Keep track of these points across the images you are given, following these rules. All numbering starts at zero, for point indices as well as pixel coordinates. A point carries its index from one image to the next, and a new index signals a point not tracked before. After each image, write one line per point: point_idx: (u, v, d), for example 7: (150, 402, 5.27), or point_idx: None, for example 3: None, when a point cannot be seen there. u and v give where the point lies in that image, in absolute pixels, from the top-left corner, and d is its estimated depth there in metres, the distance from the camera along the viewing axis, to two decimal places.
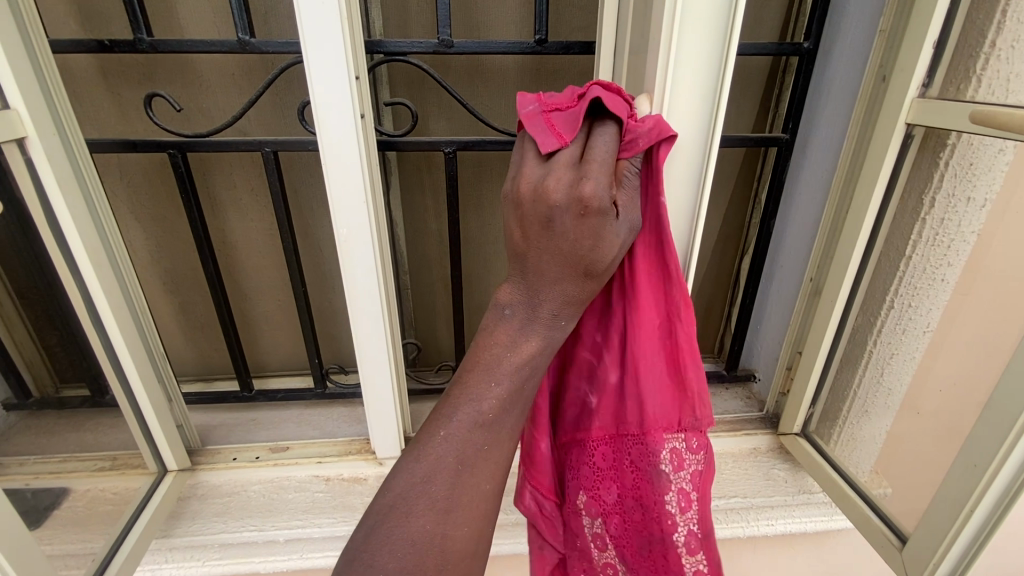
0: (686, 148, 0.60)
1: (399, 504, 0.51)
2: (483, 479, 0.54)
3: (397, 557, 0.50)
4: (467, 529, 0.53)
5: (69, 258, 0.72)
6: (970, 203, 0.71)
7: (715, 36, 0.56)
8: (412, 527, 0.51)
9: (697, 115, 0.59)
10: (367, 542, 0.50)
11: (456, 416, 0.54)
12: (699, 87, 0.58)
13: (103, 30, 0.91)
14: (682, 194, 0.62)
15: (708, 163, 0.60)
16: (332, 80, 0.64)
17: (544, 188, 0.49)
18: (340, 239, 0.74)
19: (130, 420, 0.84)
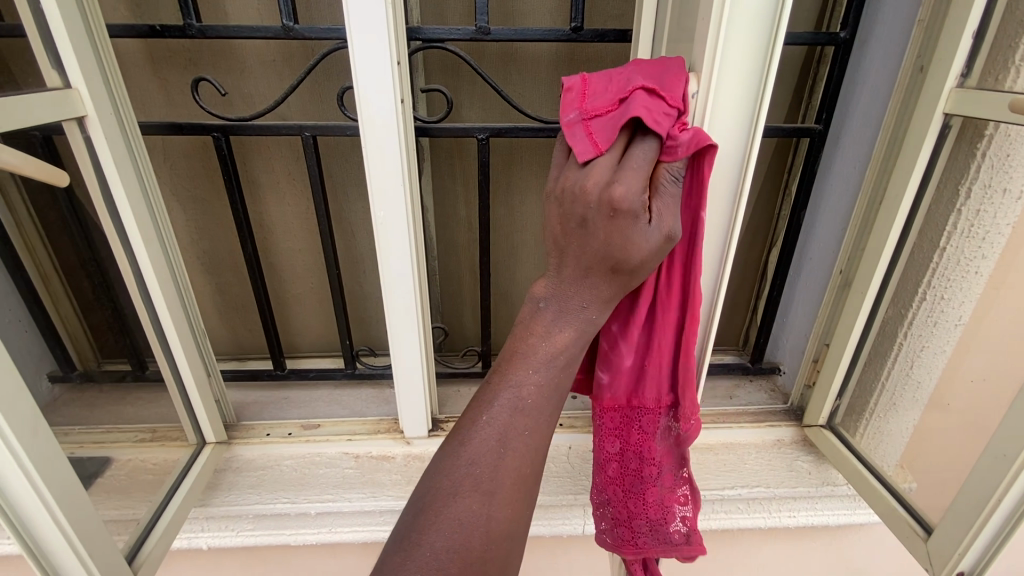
0: (729, 135, 0.61)
1: (444, 487, 0.53)
2: (523, 460, 0.57)
3: (445, 537, 0.51)
4: (507, 506, 0.54)
5: (121, 234, 0.75)
6: (1007, 194, 0.70)
7: (764, 21, 0.56)
8: (456, 505, 0.52)
9: (741, 101, 0.60)
10: (415, 524, 0.52)
11: (491, 392, 0.56)
12: (744, 73, 0.58)
13: (153, 17, 0.95)
14: (723, 181, 0.63)
15: (751, 149, 0.61)
16: (376, 67, 0.66)
17: (581, 188, 0.53)
18: (377, 222, 0.76)
19: (173, 393, 0.88)
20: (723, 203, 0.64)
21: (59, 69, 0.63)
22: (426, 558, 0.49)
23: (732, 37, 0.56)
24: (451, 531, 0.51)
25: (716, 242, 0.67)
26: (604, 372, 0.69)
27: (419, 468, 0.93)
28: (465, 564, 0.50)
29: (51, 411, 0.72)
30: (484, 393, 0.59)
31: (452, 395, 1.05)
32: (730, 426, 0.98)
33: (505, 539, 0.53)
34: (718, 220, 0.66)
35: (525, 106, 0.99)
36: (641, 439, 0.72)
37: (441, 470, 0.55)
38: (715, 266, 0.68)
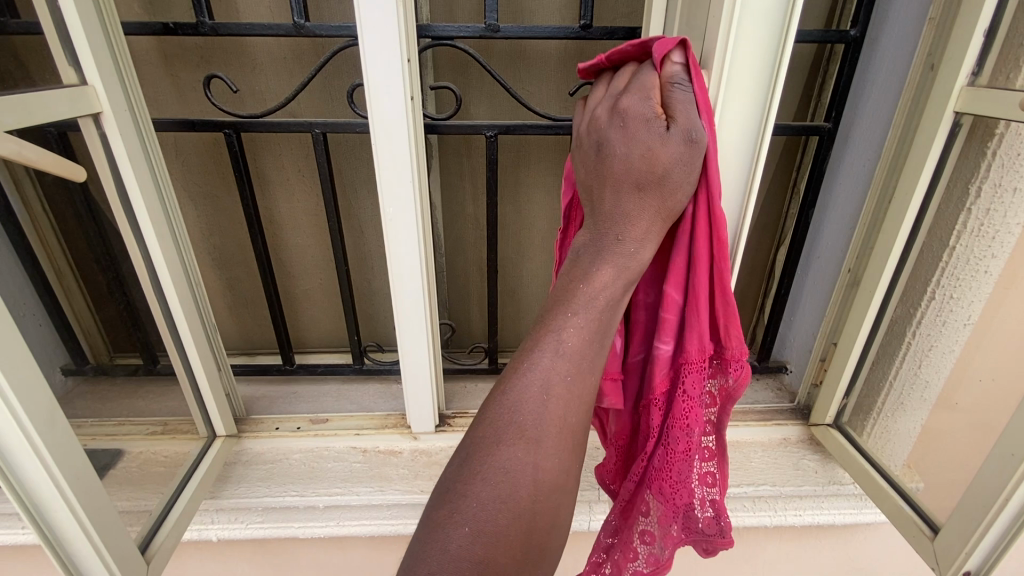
0: (738, 133, 0.61)
1: (487, 437, 0.51)
2: (569, 409, 0.53)
3: (489, 487, 0.49)
4: (553, 457, 0.52)
5: (135, 229, 0.76)
6: (1017, 193, 0.69)
7: (773, 21, 0.56)
8: (503, 461, 0.50)
9: (750, 100, 0.60)
10: (458, 475, 0.50)
11: None
12: (754, 72, 0.58)
13: (166, 15, 0.96)
14: (733, 179, 0.64)
15: (760, 148, 0.61)
16: (386, 64, 0.67)
17: (595, 117, 0.56)
18: (386, 218, 0.77)
19: (184, 387, 0.89)
20: (733, 201, 0.65)
21: (76, 67, 0.65)
22: (475, 512, 0.48)
23: (742, 36, 0.56)
24: (498, 485, 0.49)
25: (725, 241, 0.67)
26: (659, 340, 0.60)
27: (426, 462, 0.94)
28: (514, 518, 0.49)
29: (66, 403, 0.74)
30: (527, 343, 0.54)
31: (459, 391, 1.05)
32: (735, 425, 0.99)
33: (554, 490, 0.52)
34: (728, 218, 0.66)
35: (534, 103, 0.99)
36: (690, 408, 0.61)
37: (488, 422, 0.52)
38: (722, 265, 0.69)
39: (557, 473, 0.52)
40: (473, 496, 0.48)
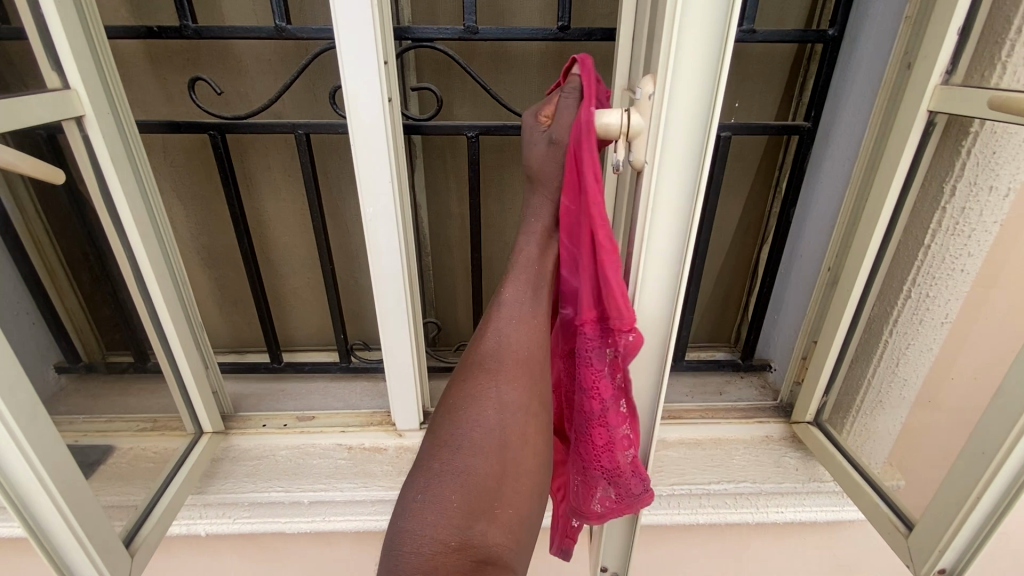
0: (677, 162, 0.47)
1: (463, 378, 0.55)
2: (526, 340, 0.56)
3: (463, 413, 0.53)
4: (516, 381, 0.54)
5: (120, 230, 0.77)
6: (993, 192, 0.69)
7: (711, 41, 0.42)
8: (482, 399, 0.53)
9: (692, 120, 0.45)
10: (443, 412, 0.54)
11: (496, 369, 0.54)
12: (696, 85, 0.44)
13: (152, 17, 0.97)
14: (669, 221, 0.50)
15: (701, 185, 0.47)
16: (363, 66, 0.67)
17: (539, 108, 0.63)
18: (366, 217, 0.78)
19: (172, 384, 0.90)
20: (668, 247, 0.51)
21: (58, 71, 0.66)
22: (454, 432, 0.52)
23: (689, 32, 0.42)
24: (471, 408, 0.53)
25: (662, 299, 0.54)
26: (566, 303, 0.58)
27: (410, 459, 0.95)
28: (488, 432, 0.51)
29: (55, 401, 0.75)
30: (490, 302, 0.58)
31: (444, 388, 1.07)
32: (716, 422, 0.99)
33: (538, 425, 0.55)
34: (664, 267, 0.52)
35: (515, 104, 1.00)
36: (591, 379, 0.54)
37: (465, 368, 0.56)
38: (653, 323, 0.55)
39: (525, 398, 0.54)
40: (459, 425, 0.52)
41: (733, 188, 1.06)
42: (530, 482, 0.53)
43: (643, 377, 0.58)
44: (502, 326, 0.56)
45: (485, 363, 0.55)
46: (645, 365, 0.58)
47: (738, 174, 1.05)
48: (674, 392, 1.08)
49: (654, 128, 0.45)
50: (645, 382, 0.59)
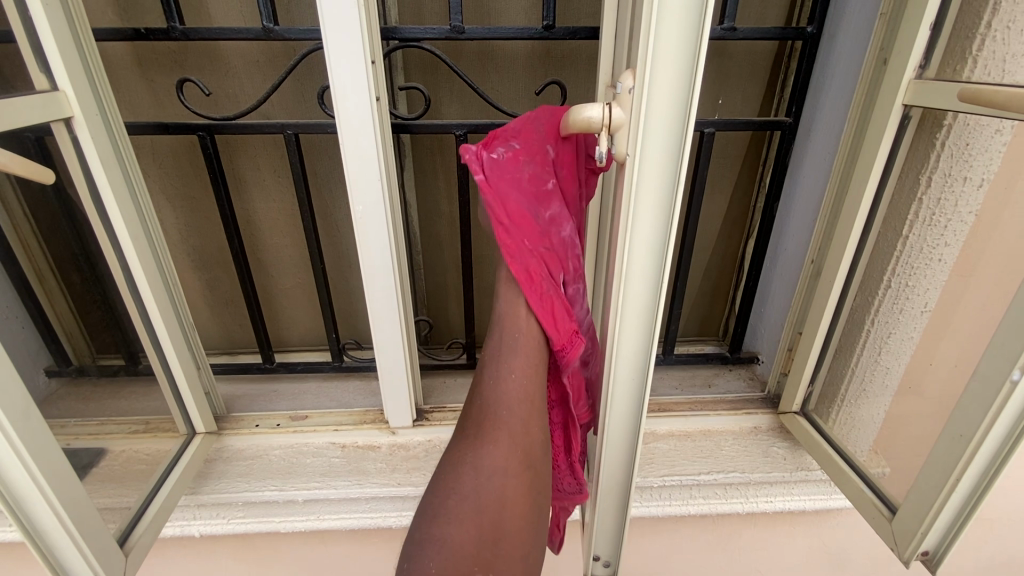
0: (657, 159, 0.45)
1: (454, 451, 0.62)
2: (505, 410, 0.62)
3: (449, 483, 0.59)
4: (496, 448, 0.61)
5: (110, 232, 0.78)
6: (968, 182, 0.71)
7: (690, 26, 0.40)
8: (467, 466, 0.60)
9: (670, 115, 0.44)
10: (436, 481, 0.61)
11: (478, 440, 0.61)
12: (675, 78, 0.42)
13: (139, 20, 0.98)
14: (650, 220, 0.48)
15: (680, 182, 0.45)
16: (350, 64, 0.68)
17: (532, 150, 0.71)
18: (356, 216, 0.78)
19: (163, 386, 0.90)
20: (650, 246, 0.49)
21: (46, 72, 0.66)
22: (440, 499, 0.58)
23: (666, 23, 0.40)
24: (454, 477, 0.59)
25: (646, 299, 0.52)
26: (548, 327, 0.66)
27: (404, 456, 0.96)
28: (466, 498, 0.58)
29: (46, 403, 0.75)
30: (480, 373, 0.67)
31: (437, 386, 1.08)
32: (706, 414, 1.01)
33: (520, 486, 0.60)
34: (648, 265, 0.50)
35: (502, 103, 1.02)
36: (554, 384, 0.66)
37: (459, 438, 0.64)
38: (636, 325, 0.53)
39: (503, 464, 0.60)
40: (444, 490, 0.58)
41: (718, 183, 1.07)
42: (511, 549, 0.57)
43: (627, 379, 0.56)
44: (486, 394, 0.64)
45: (469, 434, 0.62)
46: (628, 369, 0.56)
47: (723, 170, 1.07)
48: (664, 385, 1.10)
49: (635, 119, 0.44)
50: (628, 387, 0.57)
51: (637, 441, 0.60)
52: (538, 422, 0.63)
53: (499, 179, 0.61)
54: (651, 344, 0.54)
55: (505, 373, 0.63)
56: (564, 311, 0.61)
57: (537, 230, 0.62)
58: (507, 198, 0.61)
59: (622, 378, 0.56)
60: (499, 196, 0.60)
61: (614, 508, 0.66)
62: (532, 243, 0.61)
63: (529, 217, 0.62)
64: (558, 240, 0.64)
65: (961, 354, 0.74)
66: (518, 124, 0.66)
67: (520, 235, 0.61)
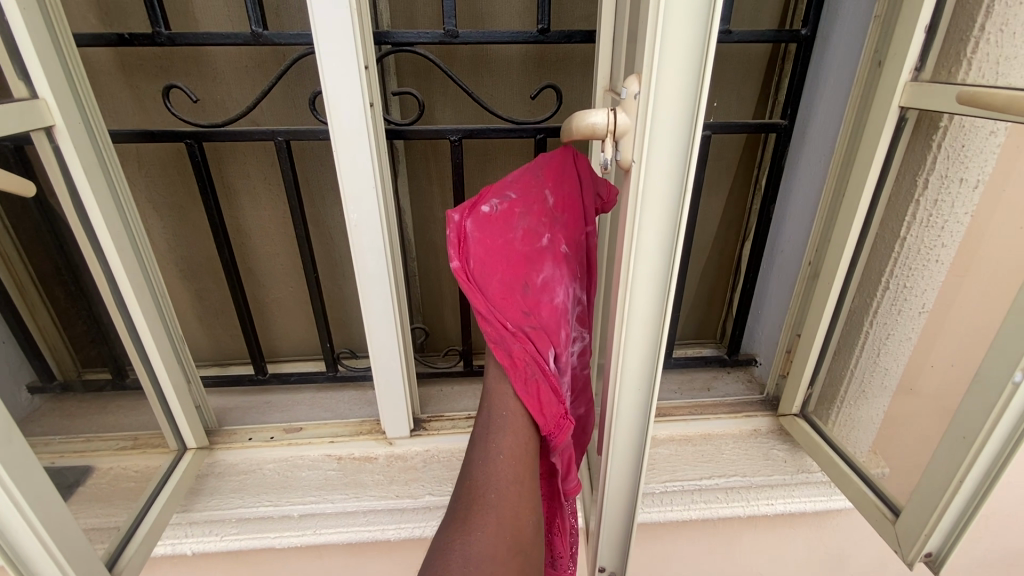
0: (662, 167, 0.44)
1: (451, 531, 0.54)
2: (506, 489, 0.56)
3: (453, 565, 0.51)
4: (497, 528, 0.54)
5: (94, 243, 0.75)
6: (964, 183, 0.71)
7: (694, 34, 0.40)
8: (465, 550, 0.52)
9: (676, 119, 0.43)
10: (436, 561, 0.52)
11: (477, 523, 0.54)
12: (681, 81, 0.41)
13: (123, 25, 0.96)
14: (658, 227, 0.47)
15: (688, 188, 0.44)
16: (343, 70, 0.66)
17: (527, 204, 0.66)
18: (350, 224, 0.76)
19: (152, 401, 0.88)
20: (654, 257, 0.48)
21: (25, 80, 0.64)
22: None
23: (672, 26, 0.40)
24: (457, 560, 0.51)
25: (652, 307, 0.51)
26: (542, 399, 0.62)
27: (402, 467, 0.94)
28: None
29: (28, 422, 0.73)
30: (468, 450, 0.60)
31: (434, 395, 1.06)
32: (706, 417, 1.01)
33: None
34: (655, 273, 0.49)
35: (497, 108, 1.01)
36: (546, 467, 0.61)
37: (452, 518, 0.56)
38: (643, 333, 0.52)
39: (503, 550, 0.53)
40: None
41: (713, 187, 1.07)
42: None
43: (632, 388, 0.55)
44: (482, 471, 0.57)
45: (468, 513, 0.55)
46: (635, 379, 0.55)
47: (718, 174, 1.07)
48: (663, 389, 1.09)
49: (641, 126, 0.43)
50: (634, 398, 0.56)
51: (643, 452, 0.59)
52: (527, 507, 0.56)
53: (481, 254, 0.53)
54: (658, 352, 0.53)
55: (494, 455, 0.57)
56: (551, 394, 0.53)
57: (523, 304, 0.55)
58: (489, 276, 0.54)
59: (628, 391, 0.55)
60: (479, 279, 0.53)
61: (620, 517, 0.65)
62: (516, 322, 0.54)
63: (513, 291, 0.55)
64: (548, 307, 0.57)
65: (958, 353, 0.74)
66: (513, 177, 0.61)
67: (501, 318, 0.53)
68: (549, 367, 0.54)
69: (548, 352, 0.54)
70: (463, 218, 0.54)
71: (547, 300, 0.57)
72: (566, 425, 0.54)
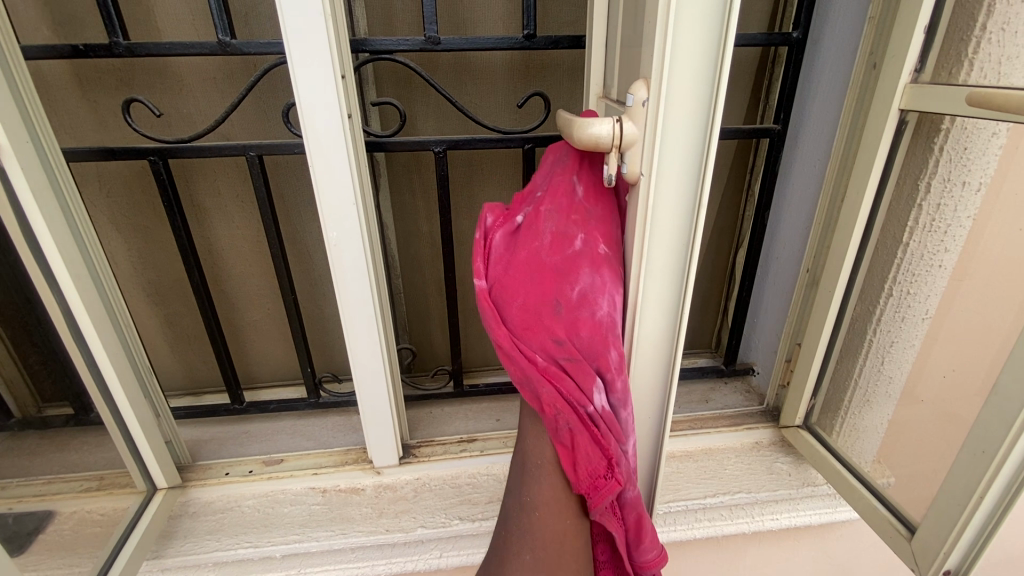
0: (672, 179, 0.44)
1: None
2: (546, 541, 0.49)
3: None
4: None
5: (48, 272, 0.69)
6: (967, 187, 0.69)
7: (705, 43, 0.40)
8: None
9: (687, 137, 0.43)
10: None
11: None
12: (689, 98, 0.42)
13: (79, 36, 0.90)
14: (669, 242, 0.47)
15: (702, 203, 0.45)
16: (318, 80, 0.62)
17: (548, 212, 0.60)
18: (330, 244, 0.71)
19: (117, 440, 0.81)
20: (668, 271, 0.48)
21: None
22: None
23: (680, 46, 0.40)
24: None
25: (662, 327, 0.51)
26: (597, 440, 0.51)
27: (392, 498, 0.88)
28: None
29: None
30: (506, 499, 0.55)
31: (423, 418, 1.01)
32: (707, 432, 0.97)
33: None
34: (663, 294, 0.50)
35: (481, 117, 0.97)
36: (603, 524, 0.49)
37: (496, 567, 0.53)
38: (653, 353, 0.52)
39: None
40: None
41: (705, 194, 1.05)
42: None
43: (647, 401, 0.55)
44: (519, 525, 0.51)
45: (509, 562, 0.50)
46: (647, 394, 0.54)
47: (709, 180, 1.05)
48: None
49: (651, 137, 0.41)
50: (647, 408, 0.55)
51: (657, 468, 0.58)
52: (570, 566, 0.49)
53: (506, 278, 0.52)
54: (670, 372, 0.53)
55: (529, 510, 0.50)
56: (588, 445, 0.45)
57: (555, 329, 0.47)
58: (512, 299, 0.50)
59: (638, 406, 0.55)
60: (505, 305, 0.51)
61: None
62: (547, 354, 0.47)
63: (542, 315, 0.48)
64: (590, 324, 0.47)
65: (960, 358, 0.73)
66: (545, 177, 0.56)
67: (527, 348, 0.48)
68: (584, 409, 0.46)
69: (587, 390, 0.46)
70: (496, 225, 0.56)
71: (587, 319, 0.47)
72: (609, 487, 0.45)
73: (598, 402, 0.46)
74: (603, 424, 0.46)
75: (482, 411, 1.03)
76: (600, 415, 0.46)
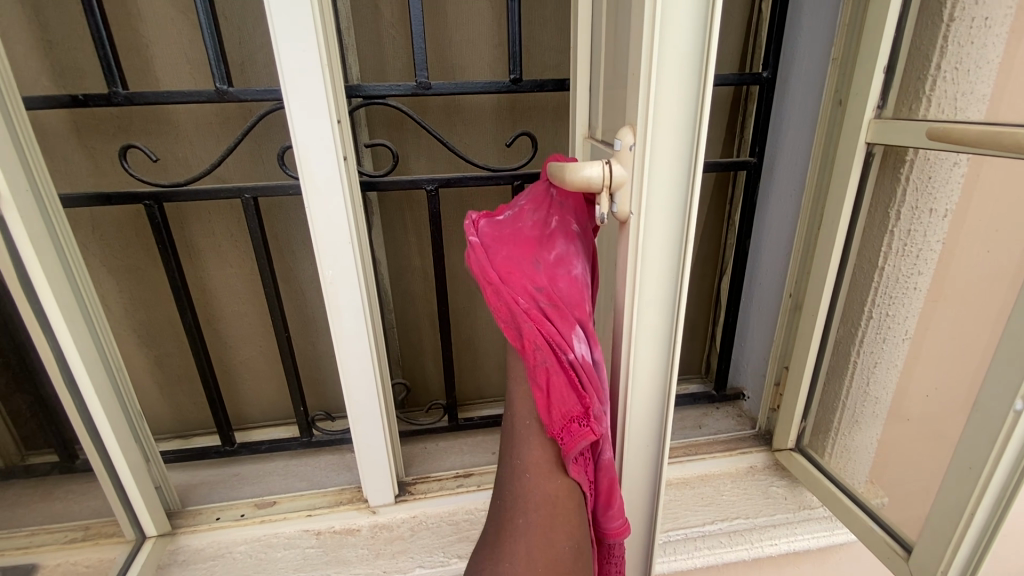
0: (658, 217, 0.47)
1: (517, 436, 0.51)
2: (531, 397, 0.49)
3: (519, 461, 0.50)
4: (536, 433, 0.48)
5: (43, 319, 0.69)
6: (934, 214, 0.73)
7: (686, 88, 0.43)
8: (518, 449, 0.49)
9: (673, 179, 0.46)
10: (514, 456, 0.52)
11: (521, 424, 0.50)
12: (673, 143, 0.45)
13: (77, 86, 0.92)
14: (658, 277, 0.49)
15: (687, 238, 0.47)
16: (314, 125, 0.64)
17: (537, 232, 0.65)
18: (326, 282, 0.72)
19: (106, 485, 0.79)
20: (660, 303, 0.50)
21: None
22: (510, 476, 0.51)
23: (664, 96, 0.43)
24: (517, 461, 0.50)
25: (657, 358, 0.53)
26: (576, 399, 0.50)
27: (388, 538, 0.87)
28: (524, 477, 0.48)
29: None
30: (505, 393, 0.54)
31: (418, 454, 1.00)
32: (701, 457, 0.98)
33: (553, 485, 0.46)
34: (656, 327, 0.51)
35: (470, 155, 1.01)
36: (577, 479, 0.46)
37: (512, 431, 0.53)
38: (649, 384, 0.53)
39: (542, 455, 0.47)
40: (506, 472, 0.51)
41: None
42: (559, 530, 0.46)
43: (644, 430, 0.55)
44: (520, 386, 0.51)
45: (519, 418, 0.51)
46: (643, 424, 0.55)
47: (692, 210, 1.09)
48: None
49: (638, 177, 0.44)
50: (643, 438, 0.56)
51: (656, 499, 0.58)
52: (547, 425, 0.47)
53: (490, 238, 0.52)
54: (665, 405, 0.54)
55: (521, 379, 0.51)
56: (563, 387, 0.43)
57: (536, 278, 0.48)
58: (495, 253, 0.50)
59: (636, 438, 0.56)
60: (489, 253, 0.50)
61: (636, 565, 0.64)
62: (528, 296, 0.46)
63: (522, 266, 0.49)
64: (566, 280, 0.49)
65: (941, 383, 0.75)
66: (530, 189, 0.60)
67: (510, 292, 0.46)
68: (565, 353, 0.44)
69: (568, 337, 0.45)
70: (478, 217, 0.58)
71: (563, 275, 0.49)
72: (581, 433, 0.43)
73: (579, 350, 0.45)
74: (583, 373, 0.45)
75: (477, 445, 1.03)
76: (581, 362, 0.45)
